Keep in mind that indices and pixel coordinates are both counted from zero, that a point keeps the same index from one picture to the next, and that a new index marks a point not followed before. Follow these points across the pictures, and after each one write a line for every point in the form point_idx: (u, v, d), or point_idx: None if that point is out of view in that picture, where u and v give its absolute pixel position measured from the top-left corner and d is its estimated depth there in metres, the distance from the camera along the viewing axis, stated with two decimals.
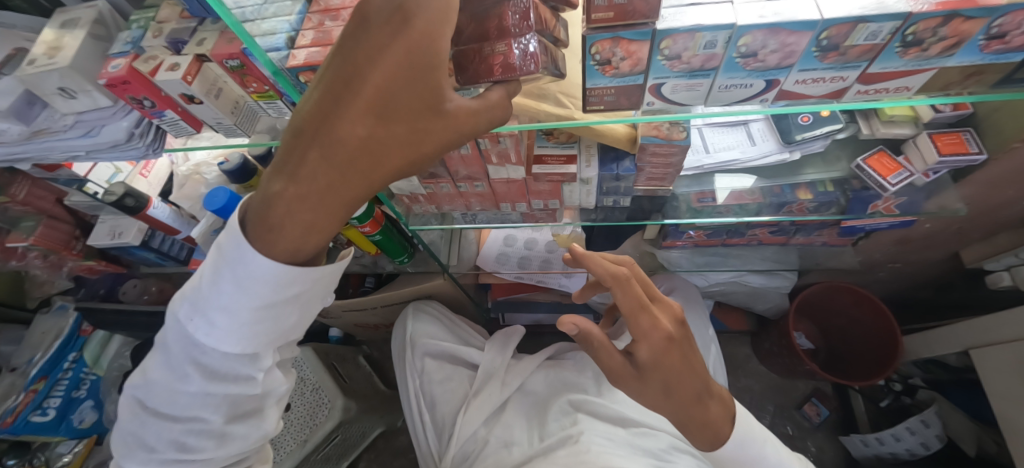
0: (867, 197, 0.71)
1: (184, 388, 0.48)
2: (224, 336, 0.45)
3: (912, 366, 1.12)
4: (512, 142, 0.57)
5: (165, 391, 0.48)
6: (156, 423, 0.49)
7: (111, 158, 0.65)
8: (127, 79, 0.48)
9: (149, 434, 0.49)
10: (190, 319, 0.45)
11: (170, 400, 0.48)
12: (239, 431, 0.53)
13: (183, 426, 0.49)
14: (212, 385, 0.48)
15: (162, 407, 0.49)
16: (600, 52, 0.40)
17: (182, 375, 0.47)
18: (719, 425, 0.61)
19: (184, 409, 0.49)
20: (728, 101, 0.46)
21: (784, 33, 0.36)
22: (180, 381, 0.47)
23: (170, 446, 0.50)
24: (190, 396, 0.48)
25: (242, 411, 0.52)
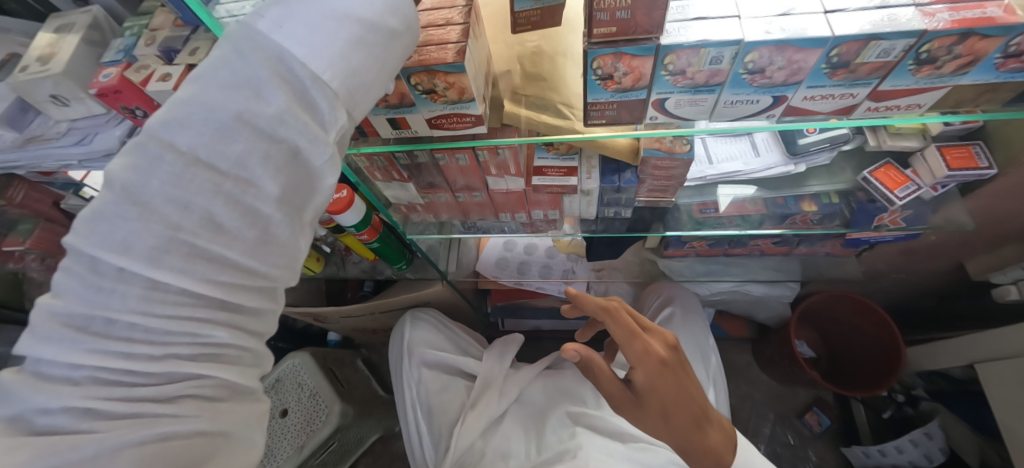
0: (873, 210, 0.68)
1: (249, 119, 0.33)
2: (319, 47, 0.34)
3: (915, 377, 1.11)
4: (511, 153, 0.56)
5: (216, 121, 0.32)
6: (191, 174, 0.32)
7: (104, 168, 0.62)
8: (118, 88, 0.48)
9: (168, 198, 0.32)
10: (271, 25, 0.33)
11: (220, 139, 0.33)
12: (283, 223, 0.37)
13: (229, 188, 0.34)
14: (288, 123, 0.34)
15: (199, 151, 0.32)
16: (602, 67, 0.39)
17: (249, 99, 0.33)
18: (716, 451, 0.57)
19: (237, 159, 0.33)
20: (733, 116, 0.45)
21: (792, 50, 0.35)
22: (251, 107, 0.33)
23: (198, 221, 0.33)
24: (251, 136, 0.33)
25: (292, 199, 0.38)
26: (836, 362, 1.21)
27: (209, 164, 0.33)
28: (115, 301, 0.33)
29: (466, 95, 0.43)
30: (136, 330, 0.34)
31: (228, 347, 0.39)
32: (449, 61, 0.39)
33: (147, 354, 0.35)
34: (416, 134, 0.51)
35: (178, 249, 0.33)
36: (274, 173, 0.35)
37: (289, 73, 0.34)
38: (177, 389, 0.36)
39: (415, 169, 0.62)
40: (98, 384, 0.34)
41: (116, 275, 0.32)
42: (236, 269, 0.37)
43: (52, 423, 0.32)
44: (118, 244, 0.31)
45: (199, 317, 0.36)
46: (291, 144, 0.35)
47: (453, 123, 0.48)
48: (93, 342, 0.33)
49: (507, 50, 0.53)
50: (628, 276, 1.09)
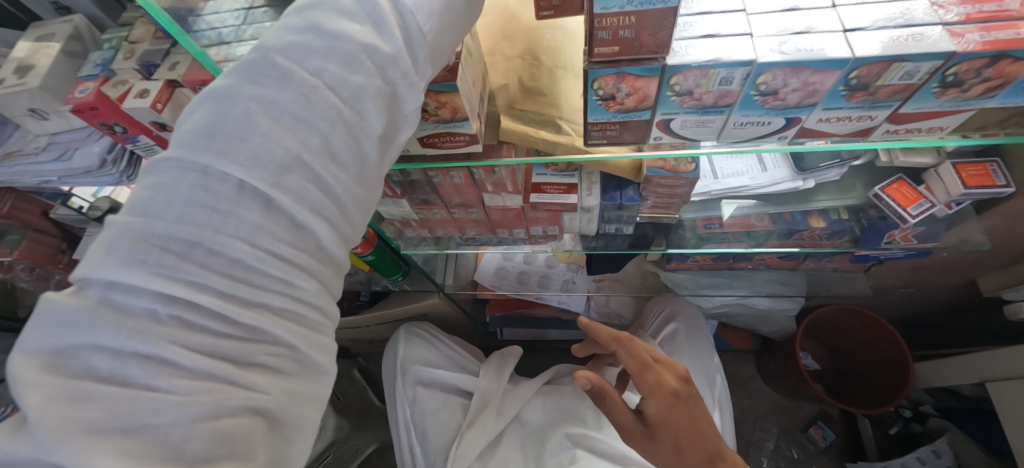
0: (883, 227, 0.67)
1: (369, 53, 0.31)
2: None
3: (923, 392, 1.08)
4: (508, 172, 0.54)
5: (341, 48, 0.29)
6: (316, 97, 0.29)
7: (86, 184, 0.60)
8: (94, 105, 0.45)
9: (295, 117, 0.29)
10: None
11: (344, 67, 0.30)
12: (376, 166, 0.35)
13: (346, 117, 0.31)
14: (399, 64, 0.32)
15: (323, 75, 0.30)
16: (603, 87, 0.36)
17: (369, 34, 0.31)
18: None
19: (356, 89, 0.31)
20: (742, 137, 0.42)
21: (808, 72, 0.32)
22: (374, 41, 0.31)
23: (318, 146, 0.30)
24: (368, 70, 0.31)
25: (384, 143, 0.36)
26: (842, 375, 1.19)
27: (330, 90, 0.30)
28: (227, 226, 0.28)
29: (459, 115, 0.41)
30: (237, 269, 0.29)
31: (312, 308, 0.34)
32: (440, 80, 0.37)
33: (242, 299, 0.30)
34: (408, 152, 0.49)
35: (299, 173, 0.30)
36: (382, 110, 0.33)
37: (401, 16, 0.32)
38: (255, 352, 0.31)
39: (408, 185, 0.60)
40: (186, 330, 0.28)
41: (232, 195, 0.28)
42: (337, 207, 0.33)
43: (118, 369, 0.26)
44: (244, 158, 0.28)
45: (298, 263, 0.31)
46: (394, 87, 0.33)
47: (446, 142, 0.46)
48: (192, 274, 0.27)
49: (504, 63, 0.51)
50: (629, 288, 1.06)
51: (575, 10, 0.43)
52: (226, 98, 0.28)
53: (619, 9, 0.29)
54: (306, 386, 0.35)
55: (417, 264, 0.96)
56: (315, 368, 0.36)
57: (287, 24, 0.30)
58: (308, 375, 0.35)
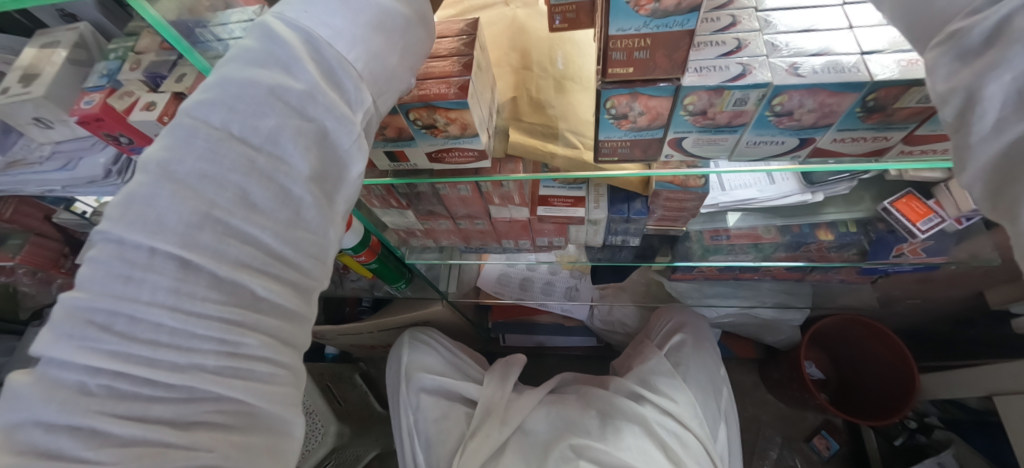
0: (892, 240, 0.66)
1: (281, 94, 0.33)
2: (347, 25, 0.34)
3: (928, 403, 1.07)
4: (516, 185, 0.53)
5: (248, 96, 0.32)
6: (223, 148, 0.31)
7: (90, 193, 0.60)
8: (100, 116, 0.45)
9: (202, 174, 0.30)
10: (298, 12, 0.34)
11: (252, 114, 0.32)
12: (317, 208, 0.35)
13: (261, 164, 0.32)
14: (317, 99, 0.34)
15: (231, 126, 0.32)
16: (616, 106, 0.36)
17: (279, 75, 0.33)
18: (972, 163, 0.27)
19: (268, 134, 0.32)
20: (755, 156, 0.42)
21: (824, 94, 0.32)
22: (283, 82, 0.33)
23: (232, 200, 0.31)
24: (282, 111, 0.33)
25: (324, 184, 0.36)
26: (845, 385, 1.18)
27: (240, 140, 0.32)
28: (144, 293, 0.29)
29: (469, 131, 0.41)
30: (161, 334, 0.30)
31: (260, 360, 0.34)
32: (450, 97, 0.37)
33: (170, 363, 0.30)
34: (415, 166, 0.49)
35: (212, 228, 0.31)
36: (305, 150, 0.34)
37: (316, 51, 0.34)
38: (195, 411, 0.31)
39: (413, 197, 0.59)
40: (116, 398, 0.29)
41: (145, 260, 0.29)
42: (273, 257, 0.34)
43: (53, 444, 0.27)
44: (150, 223, 0.29)
45: (233, 320, 0.32)
46: (320, 124, 0.35)
47: (455, 157, 0.46)
48: (115, 344, 0.29)
49: (511, 75, 0.51)
50: (633, 296, 1.06)
51: (588, 24, 0.42)
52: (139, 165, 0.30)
53: (635, 30, 0.29)
54: (264, 439, 0.34)
55: (419, 271, 0.93)
56: (271, 423, 0.35)
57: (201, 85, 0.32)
58: (269, 435, 0.34)
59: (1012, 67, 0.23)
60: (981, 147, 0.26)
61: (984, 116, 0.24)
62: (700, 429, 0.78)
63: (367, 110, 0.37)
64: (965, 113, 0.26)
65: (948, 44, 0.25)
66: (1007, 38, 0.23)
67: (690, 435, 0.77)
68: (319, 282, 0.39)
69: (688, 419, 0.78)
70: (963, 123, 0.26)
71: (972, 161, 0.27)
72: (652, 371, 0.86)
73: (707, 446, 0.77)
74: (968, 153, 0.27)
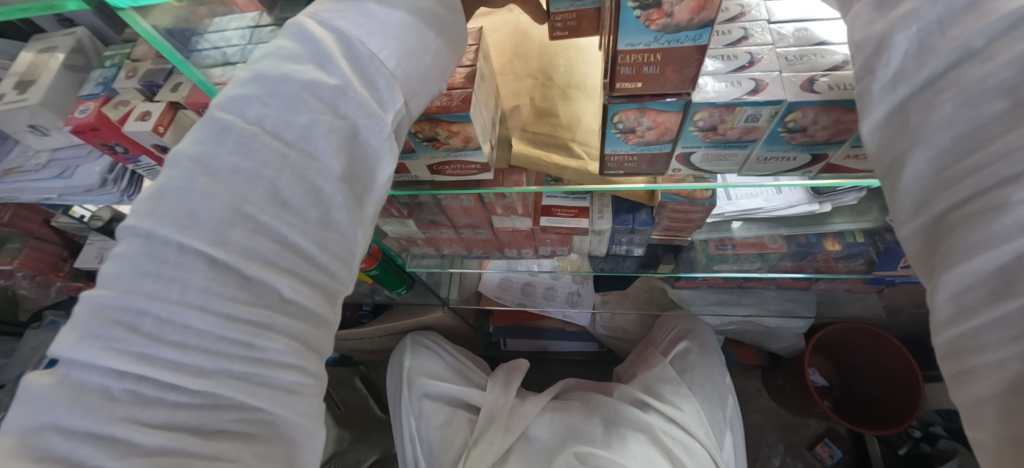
0: (900, 251, 0.65)
1: (315, 89, 0.31)
2: (380, 22, 0.32)
3: (933, 412, 1.06)
4: (518, 197, 0.53)
5: (282, 92, 0.30)
6: (256, 143, 0.30)
7: (85, 202, 0.59)
8: (95, 125, 0.45)
9: (234, 168, 0.29)
10: (334, 11, 0.32)
11: (286, 110, 0.30)
12: (347, 208, 0.33)
13: (293, 160, 0.31)
14: (350, 96, 0.32)
15: (265, 122, 0.30)
16: (623, 121, 0.34)
17: (312, 71, 0.31)
18: (868, 114, 0.27)
19: (302, 130, 0.31)
20: (764, 171, 0.41)
21: (839, 110, 0.31)
22: (317, 77, 0.31)
23: (264, 196, 0.30)
24: (315, 107, 0.31)
25: (355, 185, 0.34)
26: (848, 393, 1.17)
27: (273, 135, 0.31)
28: (173, 292, 0.28)
29: (472, 143, 0.40)
30: (189, 336, 0.28)
31: (287, 368, 0.32)
32: (453, 111, 0.36)
33: (197, 367, 0.29)
34: (416, 178, 0.48)
35: (243, 225, 0.29)
36: (337, 148, 0.32)
37: (349, 49, 0.32)
38: (218, 419, 0.29)
39: (415, 206, 0.58)
40: (140, 404, 0.28)
41: (177, 257, 0.28)
42: (302, 257, 0.32)
43: (74, 452, 0.26)
44: (183, 218, 0.28)
45: (258, 321, 0.30)
46: (352, 122, 0.33)
47: (456, 169, 0.45)
48: (142, 345, 0.28)
49: (515, 82, 0.50)
50: (636, 303, 1.06)
51: (591, 32, 0.41)
52: (174, 161, 0.29)
53: (645, 46, 0.28)
54: (278, 449, 0.32)
55: (420, 277, 0.94)
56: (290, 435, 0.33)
57: (234, 80, 0.31)
58: (290, 446, 0.33)
59: (920, 17, 0.24)
60: (879, 98, 0.26)
61: (887, 64, 0.25)
62: (706, 437, 0.77)
63: (401, 111, 0.35)
64: (871, 61, 0.26)
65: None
66: None
67: (695, 442, 0.76)
68: (345, 287, 0.37)
69: (694, 426, 0.78)
70: (866, 75, 0.26)
71: (866, 112, 0.27)
72: (656, 378, 0.86)
73: (712, 453, 0.76)
74: (866, 104, 0.27)
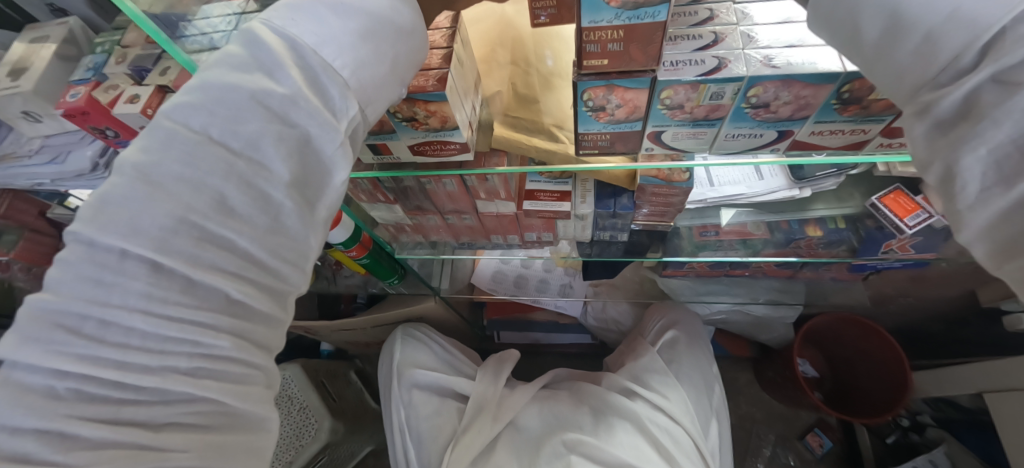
0: (881, 237, 0.65)
1: (263, 99, 0.32)
2: (333, 29, 0.34)
3: (921, 402, 1.07)
4: (500, 180, 0.54)
5: (229, 101, 0.31)
6: (202, 151, 0.31)
7: (78, 187, 0.60)
8: (85, 109, 0.46)
9: (178, 176, 0.30)
10: (284, 17, 0.33)
11: (232, 119, 0.31)
12: (297, 214, 0.35)
13: (240, 168, 0.32)
14: (300, 105, 0.33)
15: (211, 131, 0.31)
16: (592, 99, 0.36)
17: (261, 80, 0.32)
18: (966, 227, 0.27)
19: (249, 138, 0.32)
20: (734, 149, 0.42)
21: (799, 85, 0.32)
22: (265, 86, 0.32)
23: (210, 204, 0.31)
24: (264, 116, 0.32)
25: (306, 191, 0.36)
26: (839, 383, 1.17)
27: (220, 143, 0.32)
28: (116, 296, 0.29)
29: (449, 124, 0.41)
30: (132, 337, 0.30)
31: (234, 362, 0.33)
32: (429, 90, 0.37)
33: (141, 365, 0.30)
34: (399, 160, 0.49)
35: (188, 233, 0.31)
36: (286, 156, 0.33)
37: (300, 58, 0.34)
38: (170, 413, 0.30)
39: (400, 192, 0.60)
40: (84, 402, 0.29)
41: (118, 263, 0.29)
42: (250, 262, 0.34)
43: (16, 447, 0.26)
44: (124, 227, 0.29)
45: (205, 323, 0.32)
46: (303, 130, 0.34)
47: (437, 150, 0.46)
48: (83, 346, 0.28)
49: (500, 70, 0.50)
50: (626, 293, 1.07)
51: (571, 18, 0.41)
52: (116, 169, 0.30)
53: (608, 23, 0.29)
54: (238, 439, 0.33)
55: (413, 268, 0.95)
56: (250, 419, 0.35)
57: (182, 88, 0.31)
58: (249, 434, 0.34)
59: (986, 139, 0.23)
60: (973, 213, 0.26)
61: (966, 187, 0.25)
62: (691, 426, 0.78)
63: (355, 119, 0.36)
64: (948, 180, 0.26)
65: (924, 116, 0.26)
66: (979, 110, 0.24)
67: (681, 431, 0.77)
68: (297, 288, 0.38)
69: (680, 415, 0.79)
70: (949, 190, 0.27)
71: (965, 224, 0.27)
72: (644, 368, 0.86)
73: (698, 443, 0.77)
74: (959, 218, 0.27)
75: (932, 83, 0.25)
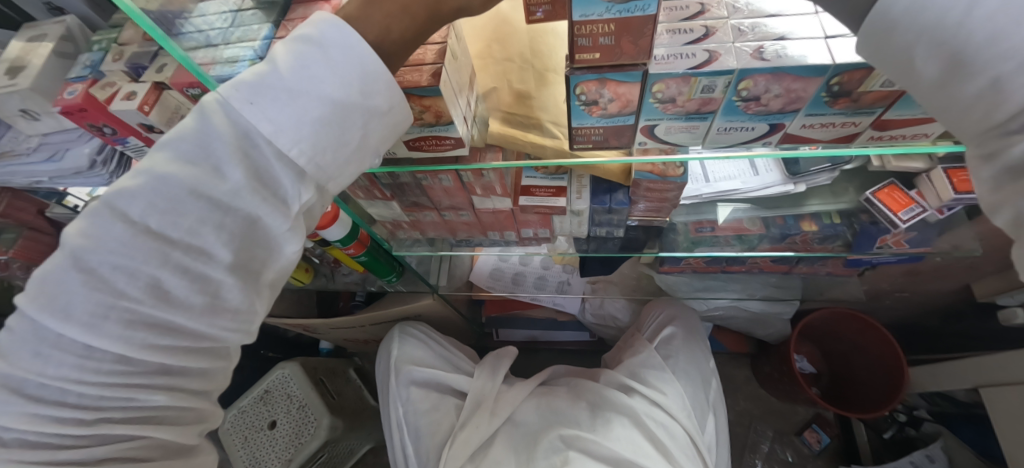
0: (876, 232, 0.66)
1: (204, 190, 0.34)
2: (297, 122, 0.34)
3: (917, 397, 1.08)
4: (496, 176, 0.54)
5: (168, 192, 0.33)
6: (138, 243, 0.33)
7: (76, 185, 0.60)
8: (83, 106, 0.47)
9: (114, 266, 0.33)
10: (244, 101, 0.33)
11: (171, 210, 0.34)
12: (239, 291, 0.38)
13: (175, 257, 0.34)
14: (243, 195, 0.35)
15: (149, 220, 0.33)
16: (585, 93, 0.36)
17: (206, 172, 0.34)
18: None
19: (187, 228, 0.34)
20: (727, 143, 0.42)
21: (789, 78, 0.32)
22: (206, 179, 0.34)
23: (144, 289, 0.34)
24: (204, 206, 0.34)
25: (250, 266, 0.39)
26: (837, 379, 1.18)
27: (157, 231, 0.34)
28: (49, 368, 0.33)
29: (443, 119, 0.41)
30: (68, 395, 0.34)
31: (173, 407, 0.39)
32: (424, 85, 0.37)
33: (75, 418, 0.35)
34: (395, 155, 0.49)
35: (120, 316, 0.34)
36: (226, 241, 0.36)
37: (250, 143, 0.35)
38: (105, 452, 0.35)
39: (397, 188, 0.60)
40: (26, 446, 0.34)
41: (54, 338, 0.33)
42: (189, 333, 0.37)
43: None
44: (61, 311, 0.32)
45: (139, 384, 0.36)
46: (247, 214, 0.36)
47: (432, 146, 0.47)
48: (21, 405, 0.33)
49: (494, 66, 0.50)
50: (624, 290, 1.08)
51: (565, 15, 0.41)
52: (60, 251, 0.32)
53: (598, 17, 0.29)
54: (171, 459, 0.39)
55: (411, 265, 0.95)
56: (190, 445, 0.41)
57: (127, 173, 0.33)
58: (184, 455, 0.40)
59: None
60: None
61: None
62: (687, 420, 0.78)
63: (305, 201, 0.39)
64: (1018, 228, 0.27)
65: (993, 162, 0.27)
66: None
67: (677, 426, 0.78)
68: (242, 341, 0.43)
69: (676, 409, 0.79)
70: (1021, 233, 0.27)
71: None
72: (641, 364, 0.87)
73: (693, 438, 0.77)
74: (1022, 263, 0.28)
75: (1003, 129, 0.25)
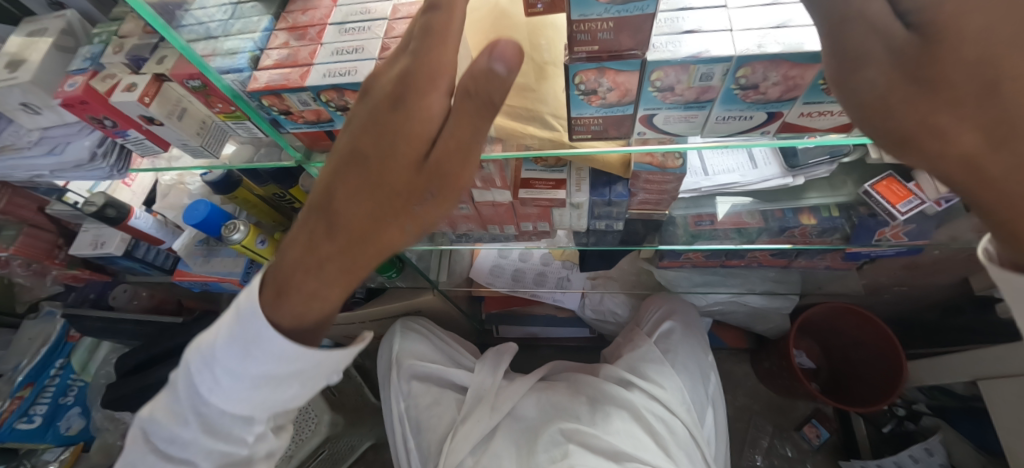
0: (874, 225, 0.65)
1: (191, 402, 0.47)
2: (238, 385, 0.45)
3: (916, 391, 1.08)
4: (496, 168, 0.55)
5: (177, 399, 0.48)
6: (159, 429, 0.48)
7: (77, 178, 0.62)
8: (84, 98, 0.47)
9: (151, 441, 0.49)
10: (207, 359, 0.45)
11: (175, 422, 0.48)
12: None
13: (172, 446, 0.48)
14: (213, 410, 0.47)
15: (166, 422, 0.48)
16: (584, 82, 0.36)
17: (194, 389, 0.47)
18: None
19: (183, 438, 0.47)
20: (726, 132, 0.42)
21: (787, 66, 0.33)
22: (195, 400, 0.47)
23: (158, 457, 0.49)
24: (197, 422, 0.47)
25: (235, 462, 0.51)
26: (836, 374, 1.18)
27: (172, 428, 0.48)
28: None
29: None
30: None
31: None
32: None
33: None
34: None
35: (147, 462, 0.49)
36: (209, 439, 0.48)
37: (209, 364, 0.45)
38: None
39: None
40: None
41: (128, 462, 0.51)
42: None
43: None
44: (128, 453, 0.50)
45: None
46: (225, 434, 0.48)
47: None
48: None
49: None
50: (623, 285, 1.08)
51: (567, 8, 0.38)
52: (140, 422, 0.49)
53: (598, 16, 0.30)
54: None
55: (410, 261, 0.95)
56: None
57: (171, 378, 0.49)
58: None
59: None
60: None
61: None
62: (687, 415, 0.78)
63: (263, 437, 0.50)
64: None
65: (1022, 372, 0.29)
66: None
67: (677, 421, 0.78)
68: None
69: (676, 404, 0.79)
70: None
71: None
72: (641, 358, 0.87)
73: (693, 432, 0.77)
74: None
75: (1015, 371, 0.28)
